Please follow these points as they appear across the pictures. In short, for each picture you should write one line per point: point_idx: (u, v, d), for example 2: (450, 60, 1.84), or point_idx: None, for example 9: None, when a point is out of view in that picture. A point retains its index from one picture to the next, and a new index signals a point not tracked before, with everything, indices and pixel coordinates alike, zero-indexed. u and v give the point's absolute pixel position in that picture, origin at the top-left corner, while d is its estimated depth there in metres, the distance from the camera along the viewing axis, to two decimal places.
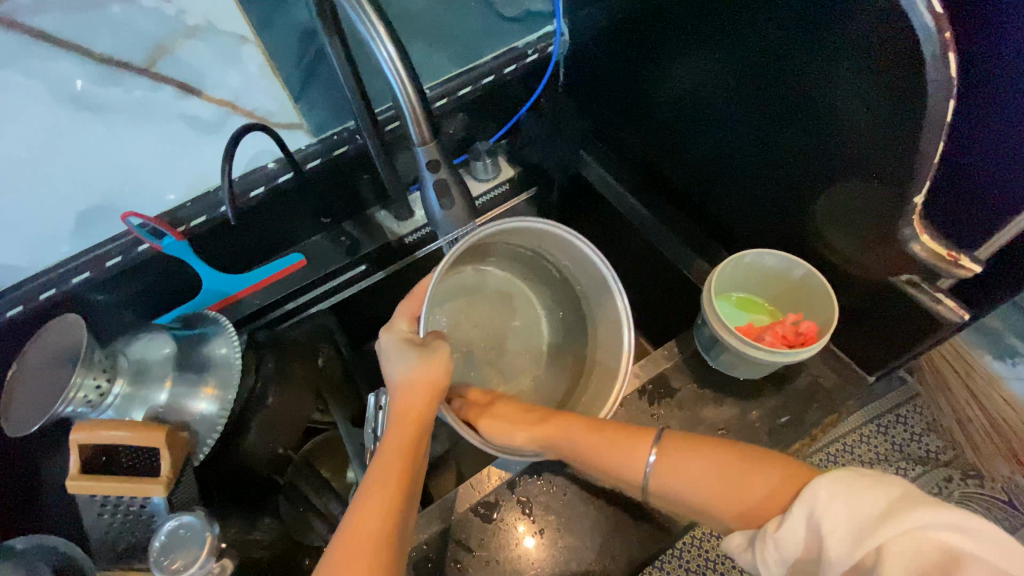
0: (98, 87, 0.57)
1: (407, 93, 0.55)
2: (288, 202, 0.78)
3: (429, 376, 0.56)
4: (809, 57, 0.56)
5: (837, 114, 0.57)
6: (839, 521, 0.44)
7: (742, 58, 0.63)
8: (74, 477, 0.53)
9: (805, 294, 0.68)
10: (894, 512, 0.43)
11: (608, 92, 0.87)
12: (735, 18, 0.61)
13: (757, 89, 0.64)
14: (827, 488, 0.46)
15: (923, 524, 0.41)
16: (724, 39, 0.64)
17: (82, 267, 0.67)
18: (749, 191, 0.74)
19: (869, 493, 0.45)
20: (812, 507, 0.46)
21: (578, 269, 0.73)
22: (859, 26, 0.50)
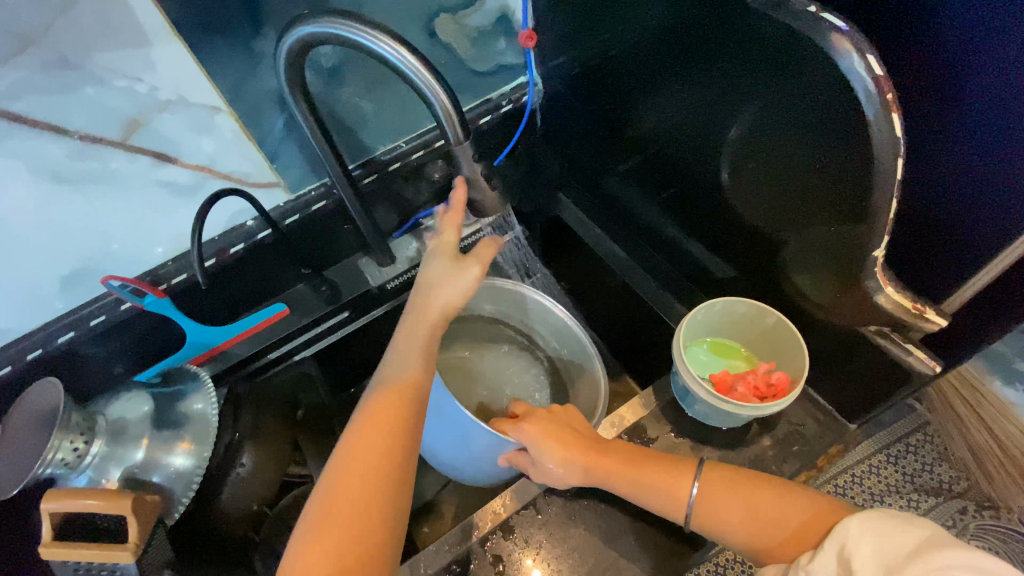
0: (78, 164, 0.61)
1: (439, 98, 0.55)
2: (269, 256, 0.80)
3: (428, 328, 0.53)
4: (762, 107, 0.56)
5: (790, 166, 0.57)
6: (870, 558, 0.47)
7: (703, 105, 0.64)
8: (45, 545, 0.53)
9: (777, 342, 0.67)
10: (922, 552, 0.46)
11: (582, 137, 0.89)
12: (690, 67, 0.62)
13: (717, 133, 0.64)
14: (858, 525, 0.49)
15: (947, 565, 0.44)
16: (685, 86, 0.65)
17: (67, 327, 0.71)
18: (712, 235, 0.75)
19: (901, 535, 0.48)
20: (843, 542, 0.49)
21: (545, 326, 0.85)
22: (790, 82, 0.52)
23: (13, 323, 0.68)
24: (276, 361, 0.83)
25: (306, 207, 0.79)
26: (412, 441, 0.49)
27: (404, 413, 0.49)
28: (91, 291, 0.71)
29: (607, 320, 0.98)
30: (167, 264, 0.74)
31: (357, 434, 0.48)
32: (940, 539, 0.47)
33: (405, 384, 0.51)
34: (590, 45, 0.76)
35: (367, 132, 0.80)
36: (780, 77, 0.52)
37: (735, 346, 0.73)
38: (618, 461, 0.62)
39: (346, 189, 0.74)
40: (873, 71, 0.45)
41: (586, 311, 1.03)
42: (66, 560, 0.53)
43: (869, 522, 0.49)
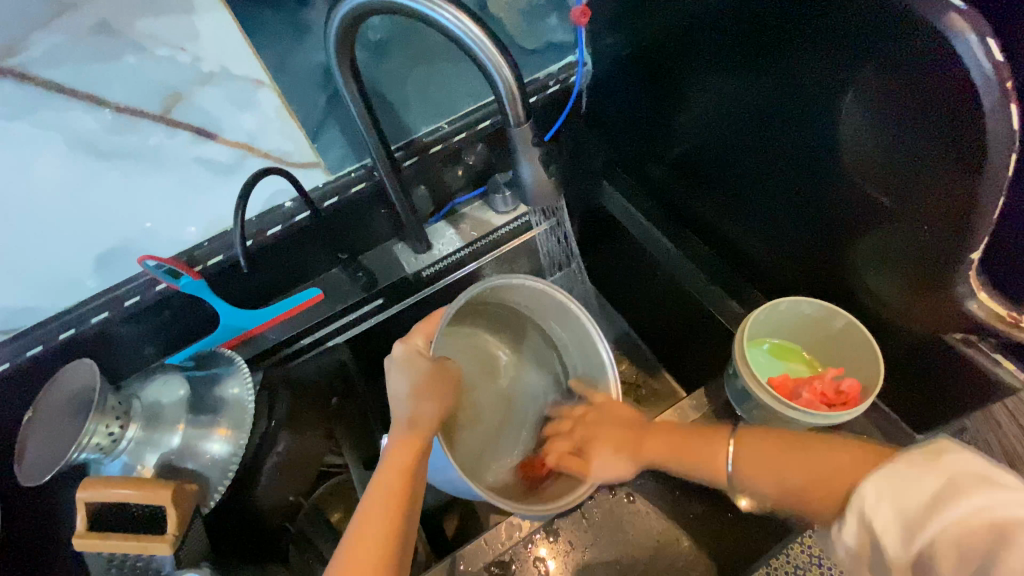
0: (115, 138, 0.58)
1: (497, 62, 0.51)
2: (307, 239, 0.78)
3: (417, 430, 0.56)
4: (852, 92, 0.52)
5: (882, 158, 0.52)
6: (887, 520, 0.40)
7: (779, 90, 0.59)
8: (80, 535, 0.51)
9: (847, 346, 0.63)
10: (943, 499, 0.38)
11: (631, 121, 0.85)
12: (767, 47, 0.57)
13: (792, 121, 0.60)
14: (872, 488, 0.41)
15: (970, 512, 0.36)
16: (759, 69, 0.60)
17: (100, 307, 0.68)
18: (773, 229, 0.71)
19: (923, 477, 0.40)
20: (860, 509, 0.42)
21: (574, 342, 0.75)
22: (887, 65, 0.47)
23: (42, 302, 0.66)
24: (309, 346, 0.81)
25: (345, 189, 0.76)
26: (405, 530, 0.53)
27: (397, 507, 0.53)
28: (126, 270, 0.69)
29: (647, 314, 0.95)
30: (202, 245, 0.72)
31: (354, 535, 0.51)
32: (975, 478, 0.38)
33: (393, 477, 0.54)
34: (647, 23, 0.72)
35: (410, 112, 0.76)
36: (875, 62, 0.48)
37: (796, 350, 0.71)
38: (662, 446, 0.63)
39: (387, 172, 0.71)
40: (991, 57, 0.41)
41: (624, 305, 1.00)
42: (102, 550, 0.51)
43: (883, 479, 0.41)
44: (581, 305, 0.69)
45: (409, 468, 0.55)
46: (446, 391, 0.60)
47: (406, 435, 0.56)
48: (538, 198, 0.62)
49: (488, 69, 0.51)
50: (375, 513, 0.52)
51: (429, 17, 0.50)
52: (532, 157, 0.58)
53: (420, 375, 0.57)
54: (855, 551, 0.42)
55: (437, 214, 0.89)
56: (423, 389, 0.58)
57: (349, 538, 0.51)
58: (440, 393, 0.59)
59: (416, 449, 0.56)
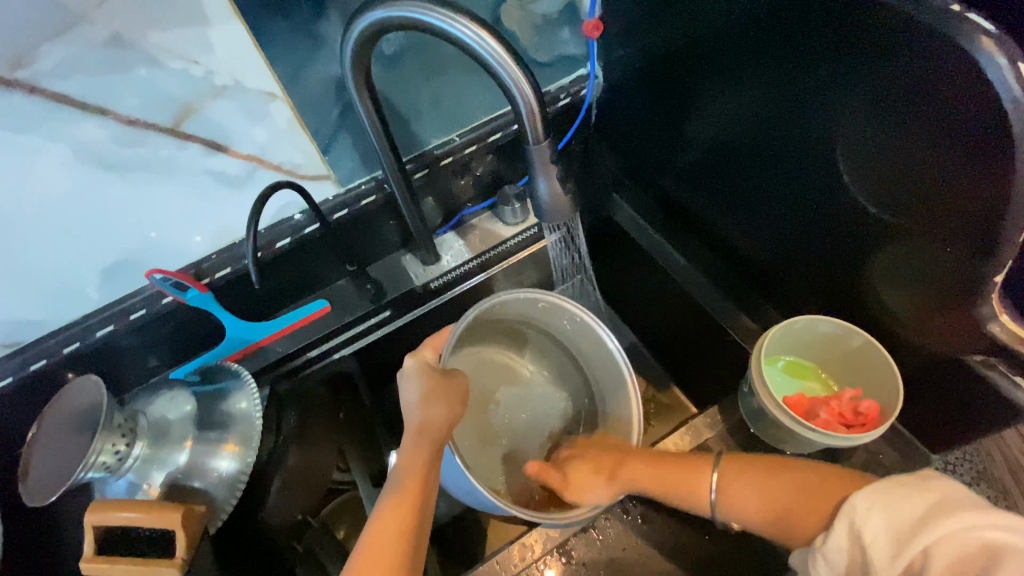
0: (124, 150, 0.57)
1: (517, 79, 0.50)
2: (316, 251, 0.77)
3: (427, 433, 0.57)
4: (874, 112, 0.51)
5: (903, 179, 0.52)
6: (878, 533, 0.45)
7: (796, 108, 0.58)
8: (87, 560, 0.50)
9: (864, 364, 0.63)
10: (932, 518, 0.43)
11: (642, 133, 0.85)
12: (785, 66, 0.57)
13: (808, 139, 0.59)
14: (863, 499, 0.47)
15: (960, 532, 0.41)
16: (776, 87, 0.59)
17: (107, 320, 0.68)
18: (787, 245, 0.70)
19: (906, 500, 0.45)
20: (853, 518, 0.47)
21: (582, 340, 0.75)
22: (911, 85, 0.47)
23: (48, 315, 0.65)
24: (317, 358, 0.80)
25: (355, 201, 0.76)
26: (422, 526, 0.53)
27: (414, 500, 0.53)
28: (132, 282, 0.68)
29: (656, 327, 0.94)
30: (210, 258, 0.71)
31: (374, 525, 0.51)
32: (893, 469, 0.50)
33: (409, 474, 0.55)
34: (660, 38, 0.71)
35: (421, 124, 0.76)
36: (899, 84, 0.48)
37: (811, 367, 0.70)
38: (644, 471, 0.61)
39: (399, 185, 0.70)
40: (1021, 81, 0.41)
41: (633, 316, 0.99)
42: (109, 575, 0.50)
43: (872, 496, 0.47)
44: (577, 304, 0.68)
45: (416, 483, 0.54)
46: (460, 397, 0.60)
47: (417, 439, 0.57)
48: (553, 212, 0.60)
49: (508, 87, 0.51)
50: (386, 524, 0.51)
51: (448, 33, 0.49)
52: (550, 174, 0.57)
53: (431, 381, 0.58)
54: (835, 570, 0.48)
55: (445, 225, 0.89)
56: (436, 393, 0.58)
57: (368, 531, 0.51)
58: (451, 396, 0.59)
59: (429, 457, 0.56)
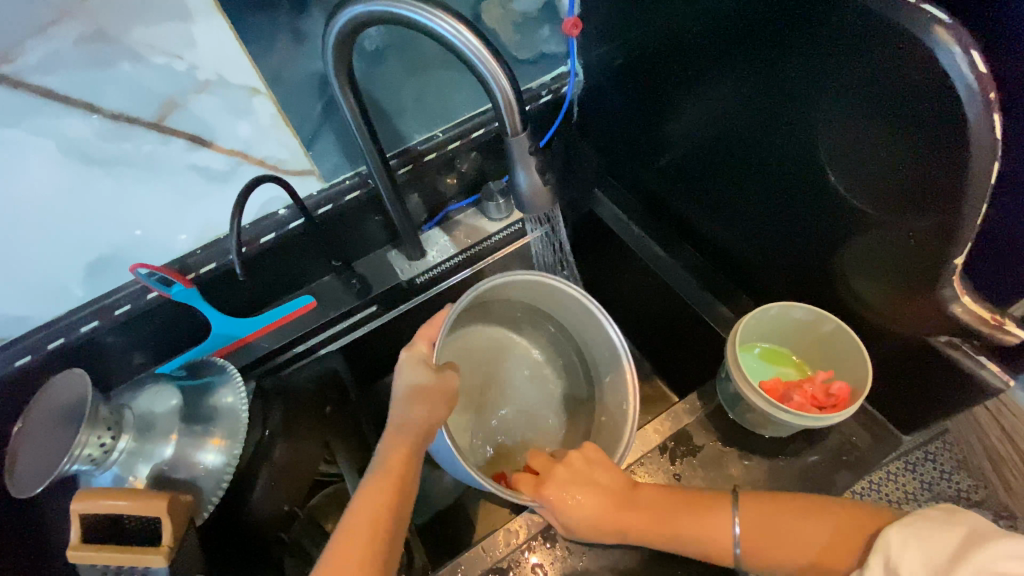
0: (109, 145, 0.58)
1: (493, 69, 0.51)
2: (301, 247, 0.78)
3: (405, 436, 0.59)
4: (837, 102, 0.53)
5: (866, 167, 0.54)
6: (916, 565, 0.47)
7: (766, 102, 0.61)
8: (74, 548, 0.50)
9: (834, 348, 0.65)
10: (963, 555, 0.45)
11: (621, 128, 0.86)
12: (754, 60, 0.59)
13: (777, 131, 0.61)
14: (898, 533, 0.49)
15: (996, 564, 0.43)
16: (746, 82, 0.61)
17: (91, 316, 0.68)
18: (760, 234, 0.72)
19: (939, 536, 0.48)
20: (887, 552, 0.49)
21: (573, 318, 0.78)
22: (870, 75, 0.49)
23: (33, 311, 0.66)
24: (302, 353, 0.81)
25: (339, 196, 0.77)
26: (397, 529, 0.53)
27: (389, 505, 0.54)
28: (117, 279, 0.69)
29: (639, 320, 0.96)
30: (195, 253, 0.72)
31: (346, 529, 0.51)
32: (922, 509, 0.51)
33: (387, 481, 0.55)
34: (635, 35, 0.73)
35: (404, 120, 0.77)
36: (859, 74, 0.50)
37: (786, 354, 0.72)
38: (640, 518, 0.58)
39: (382, 180, 0.71)
40: (975, 68, 0.43)
41: (617, 310, 1.01)
42: (95, 563, 0.50)
43: (903, 529, 0.49)
44: (567, 281, 0.72)
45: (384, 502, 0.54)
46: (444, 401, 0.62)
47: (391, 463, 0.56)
48: (533, 203, 0.61)
49: (486, 79, 0.52)
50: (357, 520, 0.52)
51: (427, 26, 0.50)
52: (529, 166, 0.59)
53: (412, 385, 0.61)
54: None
55: (431, 221, 0.90)
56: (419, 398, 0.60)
57: (340, 534, 0.51)
58: (435, 401, 0.61)
59: (394, 487, 0.55)
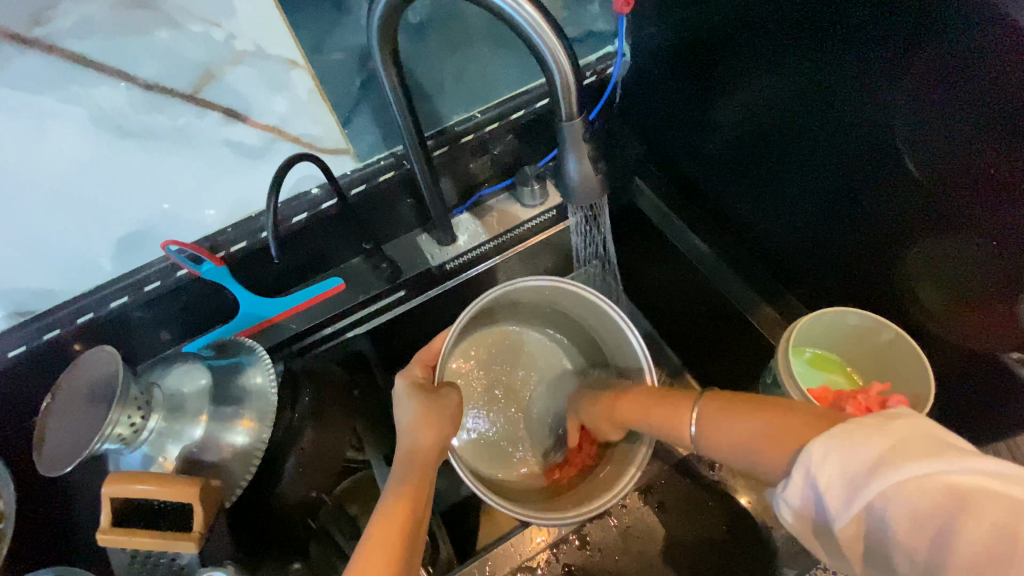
0: (143, 117, 0.56)
1: (553, 47, 0.48)
2: (332, 228, 0.75)
3: (423, 453, 0.58)
4: (919, 97, 0.49)
5: (939, 163, 0.50)
6: (833, 476, 0.38)
7: (831, 88, 0.56)
8: (104, 531, 0.49)
9: (892, 358, 0.61)
10: (886, 463, 0.36)
11: (667, 113, 0.82)
12: (823, 44, 0.54)
13: (843, 122, 0.57)
14: (821, 444, 0.39)
15: (941, 478, 0.35)
16: (812, 67, 0.57)
17: (120, 292, 0.66)
18: (812, 232, 0.69)
19: (864, 444, 0.38)
20: (805, 466, 0.40)
21: (601, 327, 0.75)
22: (960, 68, 0.45)
23: (63, 286, 0.64)
24: (331, 336, 0.79)
25: (374, 175, 0.73)
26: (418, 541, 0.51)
27: (409, 515, 0.52)
28: (144, 256, 0.67)
29: (674, 315, 0.92)
30: (225, 231, 0.69)
31: (367, 540, 0.49)
32: (929, 447, 0.36)
33: (399, 496, 0.53)
34: (692, 14, 0.68)
35: (442, 99, 0.73)
36: (949, 66, 0.45)
37: (835, 360, 0.70)
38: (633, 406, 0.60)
39: (418, 160, 0.68)
40: None
41: (649, 303, 0.98)
42: (127, 547, 0.49)
43: (831, 440, 0.39)
44: (591, 291, 0.69)
45: (414, 489, 0.54)
46: (448, 424, 0.61)
47: (409, 464, 0.57)
48: (581, 193, 0.59)
49: (544, 57, 0.49)
50: (381, 527, 0.50)
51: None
52: (581, 154, 0.56)
53: (416, 409, 0.60)
54: (791, 504, 0.41)
55: (462, 206, 0.87)
56: (427, 417, 0.60)
57: (362, 545, 0.49)
58: (440, 424, 0.60)
59: (425, 477, 0.56)
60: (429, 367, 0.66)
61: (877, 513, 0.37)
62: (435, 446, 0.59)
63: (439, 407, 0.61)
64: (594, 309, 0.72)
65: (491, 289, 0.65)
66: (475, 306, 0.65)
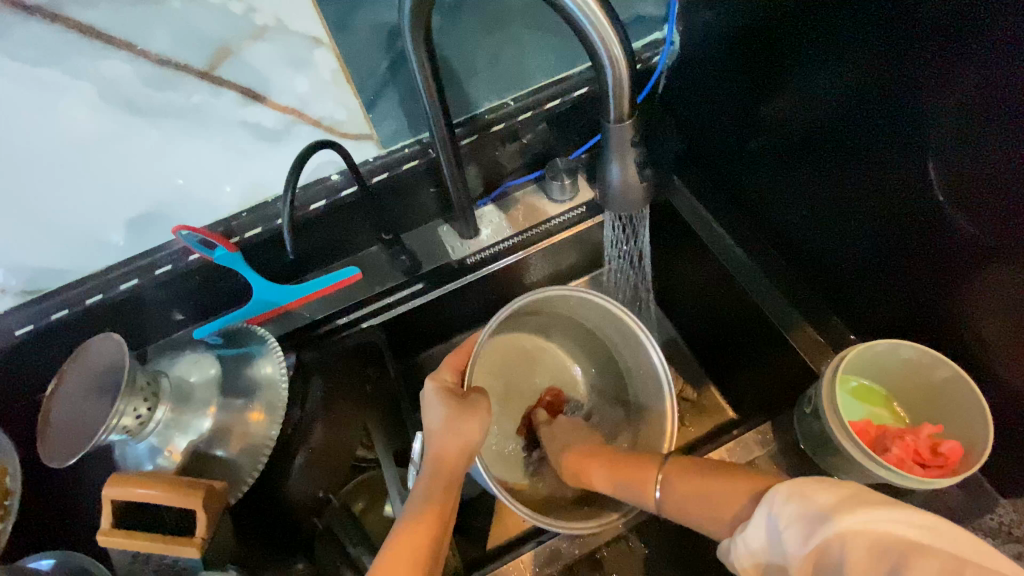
0: (155, 93, 0.53)
1: (609, 41, 0.43)
2: (350, 216, 0.71)
3: (449, 461, 0.55)
4: (1005, 114, 0.44)
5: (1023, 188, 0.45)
6: (794, 515, 0.41)
7: (911, 91, 0.50)
8: (104, 532, 0.48)
9: (947, 397, 0.57)
10: (839, 508, 0.39)
11: (711, 108, 0.76)
12: (907, 40, 0.48)
13: (919, 132, 0.51)
14: (786, 488, 0.43)
15: (890, 526, 0.37)
16: (892, 64, 0.50)
17: (130, 274, 0.64)
18: (859, 250, 0.63)
19: (820, 491, 0.41)
20: (772, 506, 0.43)
21: (619, 336, 0.73)
22: None
23: (70, 265, 0.62)
24: (345, 327, 0.75)
25: (396, 164, 0.69)
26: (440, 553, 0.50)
27: (434, 526, 0.51)
28: (155, 238, 0.64)
29: (702, 324, 0.88)
30: (241, 216, 0.66)
31: (390, 551, 0.48)
32: (881, 499, 0.39)
33: (426, 506, 0.52)
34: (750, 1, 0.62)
35: (474, 83, 0.68)
36: None
37: (879, 394, 0.65)
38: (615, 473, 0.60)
39: (445, 150, 0.63)
40: None
41: (676, 309, 0.93)
42: (127, 549, 0.48)
43: (795, 484, 0.43)
44: (608, 296, 0.67)
45: (438, 508, 0.52)
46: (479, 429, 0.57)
47: (436, 475, 0.55)
48: (623, 201, 0.54)
49: (596, 50, 0.44)
50: (404, 540, 0.49)
51: None
52: (626, 158, 0.51)
53: (444, 414, 0.56)
54: (754, 552, 0.44)
55: (486, 197, 0.82)
56: (456, 425, 0.56)
57: (384, 554, 0.49)
58: (470, 429, 0.56)
59: (451, 485, 0.55)
60: (460, 370, 0.62)
61: (831, 556, 0.38)
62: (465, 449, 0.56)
63: (467, 413, 0.57)
64: (612, 321, 0.72)
65: (524, 295, 0.64)
66: (506, 309, 0.62)
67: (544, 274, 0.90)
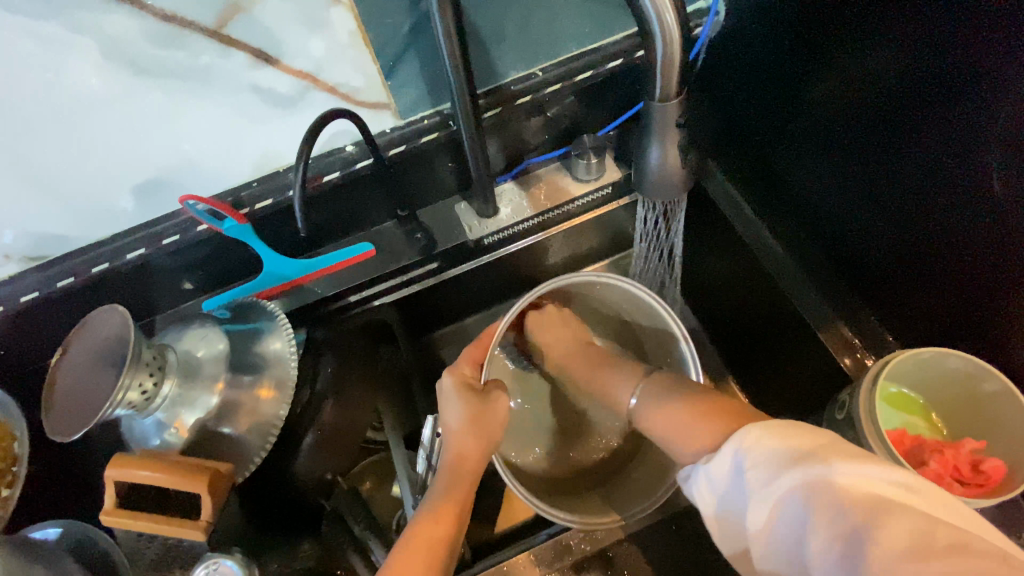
0: (160, 52, 0.55)
1: (660, 7, 0.39)
2: (366, 191, 0.68)
3: (467, 459, 0.54)
4: None
5: None
6: (763, 458, 0.38)
7: (985, 74, 0.45)
8: (108, 511, 0.48)
9: (994, 411, 0.55)
10: (813, 455, 0.36)
11: (753, 87, 0.70)
12: (990, 21, 0.43)
13: (988, 125, 0.46)
14: (755, 427, 0.40)
15: (868, 482, 0.35)
16: (965, 43, 0.45)
17: (137, 244, 0.59)
18: (906, 250, 0.59)
19: (795, 433, 0.38)
20: (739, 447, 0.40)
21: (645, 320, 0.70)
22: None
23: (74, 231, 0.59)
24: (358, 304, 0.73)
25: (416, 137, 0.62)
26: (454, 551, 0.49)
27: (449, 525, 0.50)
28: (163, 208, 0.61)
29: (727, 316, 0.84)
30: (251, 185, 0.60)
31: (403, 551, 0.47)
32: (858, 453, 0.36)
33: (441, 506, 0.51)
34: None
35: (501, 51, 0.66)
36: None
37: (916, 403, 0.63)
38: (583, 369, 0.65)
39: (466, 122, 0.59)
40: None
41: (701, 299, 0.89)
42: (131, 529, 0.48)
43: (767, 427, 0.39)
44: (630, 281, 0.63)
45: (455, 505, 0.51)
46: (498, 428, 0.55)
47: (453, 473, 0.53)
48: (660, 187, 0.50)
49: (646, 15, 0.39)
50: (417, 541, 0.48)
51: None
52: (668, 141, 0.47)
53: (462, 411, 0.54)
54: (717, 498, 0.41)
55: (507, 173, 0.78)
56: (475, 422, 0.54)
57: (398, 553, 0.47)
58: (491, 429, 0.55)
59: (469, 483, 0.53)
60: (478, 365, 0.59)
61: (794, 507, 0.36)
62: (484, 446, 0.54)
63: (488, 411, 0.55)
64: (640, 308, 0.67)
65: (548, 281, 0.59)
66: (526, 299, 0.58)
67: (565, 256, 0.86)
